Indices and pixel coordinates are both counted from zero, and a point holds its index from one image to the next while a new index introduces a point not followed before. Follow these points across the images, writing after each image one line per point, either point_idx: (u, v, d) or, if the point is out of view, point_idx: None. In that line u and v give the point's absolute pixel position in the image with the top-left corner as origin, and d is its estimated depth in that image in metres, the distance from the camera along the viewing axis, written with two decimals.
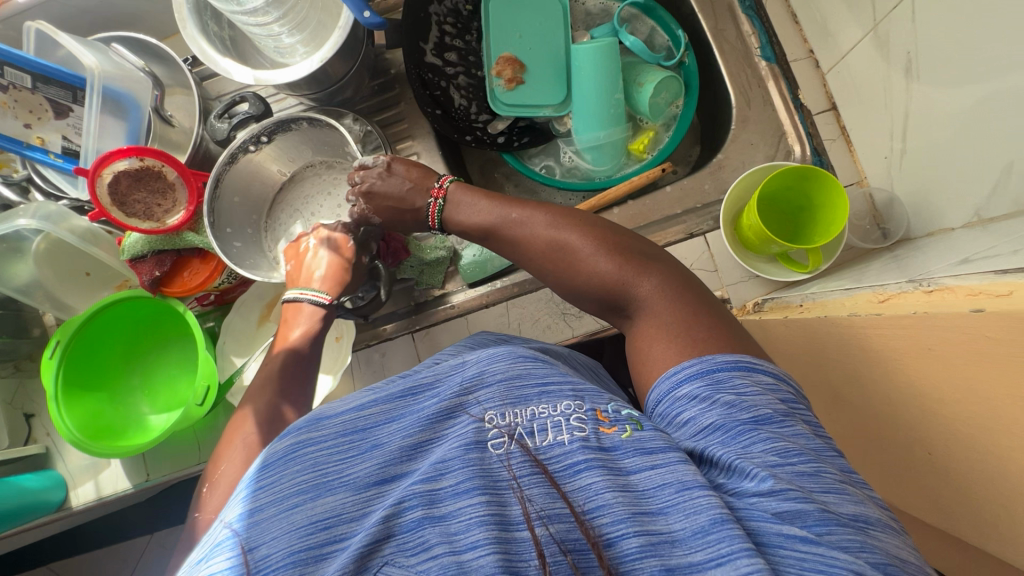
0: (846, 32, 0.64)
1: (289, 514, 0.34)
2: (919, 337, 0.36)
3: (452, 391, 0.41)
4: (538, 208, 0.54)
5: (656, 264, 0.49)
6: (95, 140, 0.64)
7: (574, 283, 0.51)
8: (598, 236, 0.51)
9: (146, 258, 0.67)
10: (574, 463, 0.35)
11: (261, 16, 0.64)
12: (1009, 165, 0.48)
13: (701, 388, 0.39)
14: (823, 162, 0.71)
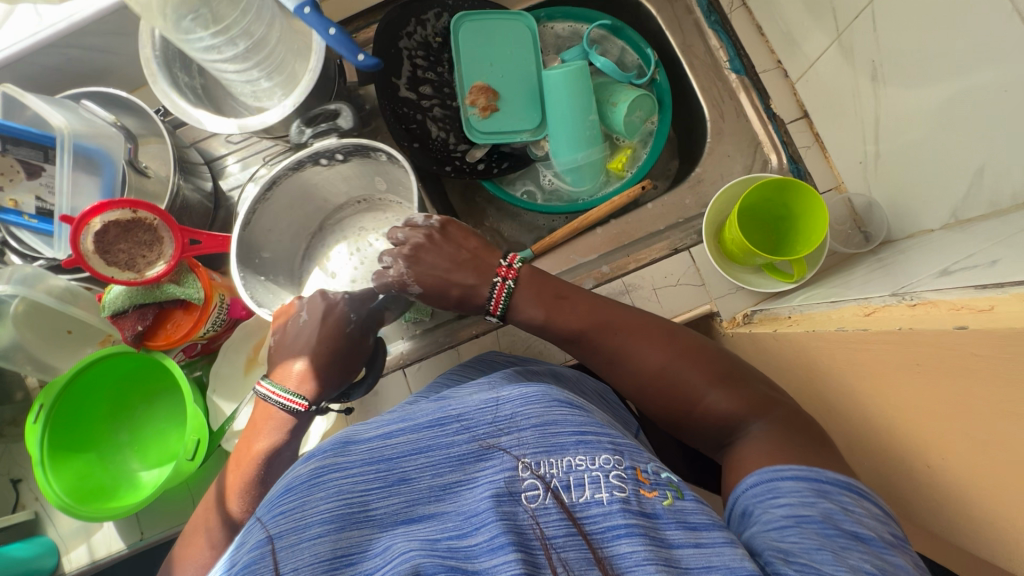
0: (812, 42, 0.65)
1: (313, 545, 0.33)
2: (908, 353, 0.36)
3: (486, 432, 0.41)
4: (644, 325, 0.56)
5: (772, 404, 0.48)
6: (69, 199, 0.63)
7: (675, 409, 0.52)
8: (705, 364, 0.52)
9: (127, 313, 0.66)
10: (612, 526, 0.35)
11: (239, 63, 0.64)
12: (981, 168, 0.49)
13: (803, 488, 0.39)
14: (799, 170, 0.71)
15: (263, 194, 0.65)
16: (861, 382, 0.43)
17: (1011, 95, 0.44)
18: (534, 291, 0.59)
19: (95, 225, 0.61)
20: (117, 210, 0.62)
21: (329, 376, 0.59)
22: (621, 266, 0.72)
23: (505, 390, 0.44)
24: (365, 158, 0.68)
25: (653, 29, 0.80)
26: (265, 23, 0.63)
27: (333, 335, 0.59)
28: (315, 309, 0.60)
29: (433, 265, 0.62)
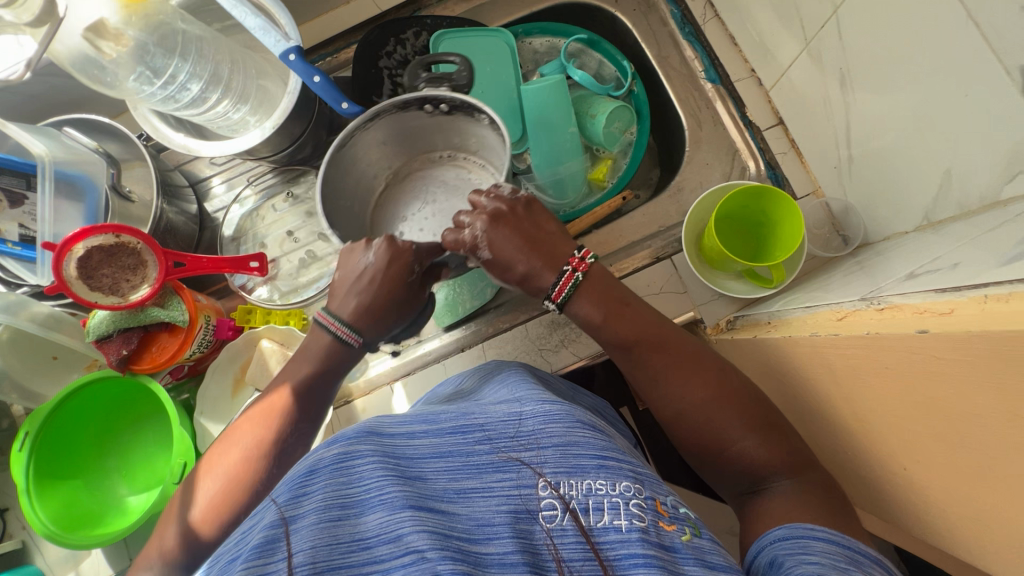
0: (782, 50, 0.66)
1: (331, 527, 0.32)
2: (877, 358, 0.36)
3: (510, 445, 0.40)
4: (694, 357, 0.54)
5: (803, 460, 0.49)
6: (51, 224, 0.63)
7: (709, 451, 0.52)
8: (746, 410, 0.51)
9: (112, 337, 0.66)
10: (628, 554, 0.35)
11: (202, 103, 0.67)
12: (948, 171, 0.49)
13: (831, 548, 0.39)
14: (777, 176, 0.72)
15: (363, 123, 0.63)
16: (837, 386, 0.43)
17: (971, 100, 0.45)
18: (591, 299, 0.55)
19: (78, 251, 0.61)
20: (101, 235, 0.62)
21: (379, 320, 0.58)
22: None
23: (529, 408, 0.44)
24: (466, 116, 0.66)
25: (629, 41, 0.82)
26: (213, 57, 0.66)
27: (394, 286, 0.57)
28: (385, 255, 0.57)
29: (505, 248, 0.56)
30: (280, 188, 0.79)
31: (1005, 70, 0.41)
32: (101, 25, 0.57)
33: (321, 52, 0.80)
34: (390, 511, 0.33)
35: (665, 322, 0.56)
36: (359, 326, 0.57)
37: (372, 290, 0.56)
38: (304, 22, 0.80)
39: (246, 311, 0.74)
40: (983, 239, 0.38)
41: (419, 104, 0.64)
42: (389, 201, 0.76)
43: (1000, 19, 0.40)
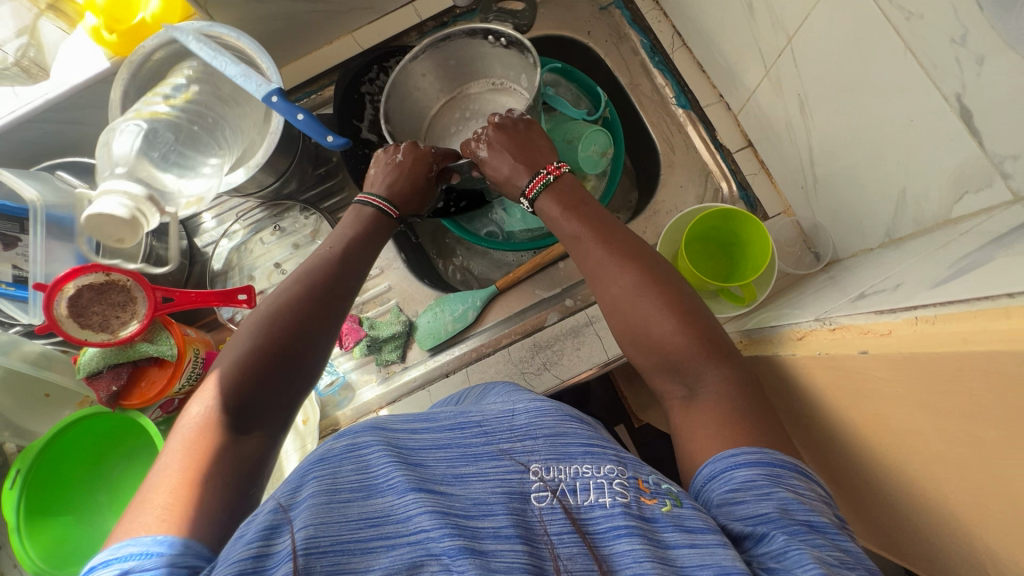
0: (746, 78, 0.69)
1: (338, 505, 0.35)
2: (842, 373, 0.37)
3: (505, 438, 0.44)
4: (637, 266, 0.56)
5: (728, 356, 0.51)
6: (42, 264, 0.65)
7: (643, 345, 0.53)
8: (686, 318, 0.52)
9: (102, 373, 0.67)
10: (612, 527, 0.37)
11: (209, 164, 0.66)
12: (903, 192, 0.51)
13: (758, 474, 0.42)
14: (748, 197, 0.74)
15: (434, 42, 0.70)
16: (813, 394, 0.44)
17: (916, 125, 0.47)
18: (558, 198, 0.62)
19: (68, 290, 0.64)
20: (91, 274, 0.65)
21: (412, 201, 0.67)
22: (586, 297, 0.74)
23: (521, 406, 0.47)
24: (519, 55, 0.72)
25: (602, 70, 0.85)
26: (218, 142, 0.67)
27: (419, 170, 0.67)
28: (410, 151, 0.67)
29: (511, 144, 0.65)
30: (267, 222, 0.81)
31: (943, 98, 0.43)
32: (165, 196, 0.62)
33: (304, 90, 0.83)
34: (397, 493, 0.37)
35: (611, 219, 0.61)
36: (397, 202, 0.66)
37: (404, 174, 0.66)
38: (286, 63, 0.83)
39: None
40: (927, 259, 0.39)
41: (485, 34, 0.71)
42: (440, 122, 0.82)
43: (932, 51, 0.42)
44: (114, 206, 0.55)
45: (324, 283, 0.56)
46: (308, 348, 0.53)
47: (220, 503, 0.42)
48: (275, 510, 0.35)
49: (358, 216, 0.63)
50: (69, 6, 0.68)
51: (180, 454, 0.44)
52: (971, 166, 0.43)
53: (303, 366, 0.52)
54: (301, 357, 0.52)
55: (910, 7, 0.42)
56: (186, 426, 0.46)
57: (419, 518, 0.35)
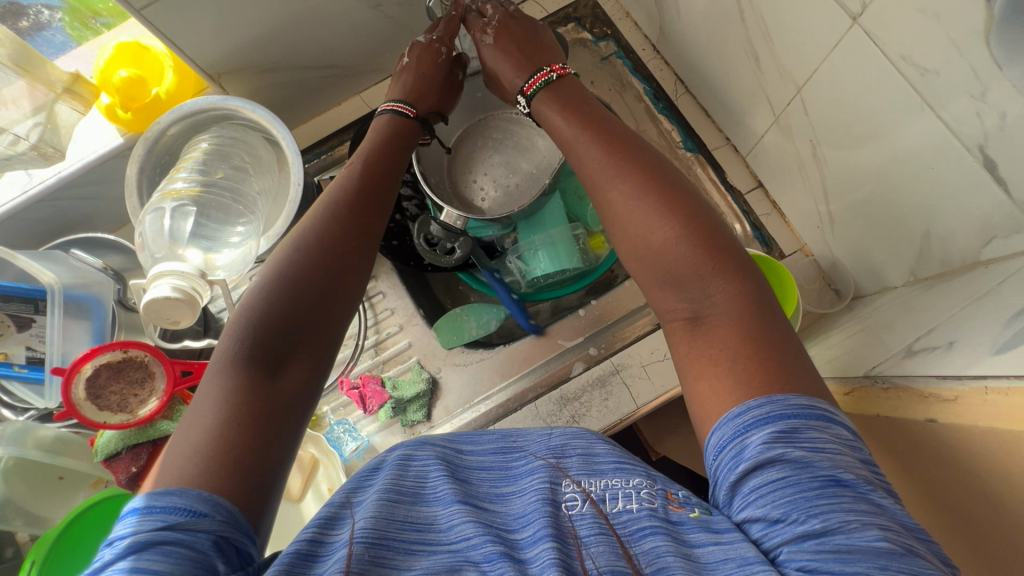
0: (753, 124, 0.70)
1: (389, 505, 0.41)
2: (910, 430, 0.38)
3: (545, 454, 0.47)
4: (633, 171, 0.51)
5: (737, 267, 0.46)
6: (60, 346, 0.64)
7: (642, 256, 0.49)
8: (689, 224, 0.47)
9: (121, 455, 0.65)
10: (639, 528, 0.39)
11: (245, 245, 0.65)
12: (928, 233, 0.52)
13: (772, 438, 0.36)
14: (763, 236, 0.75)
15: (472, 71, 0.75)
16: None
17: (936, 171, 0.48)
18: (550, 96, 0.60)
19: (86, 371, 0.62)
20: (108, 353, 0.63)
21: (428, 98, 0.68)
22: (609, 345, 0.74)
23: (558, 429, 0.51)
24: None
25: None
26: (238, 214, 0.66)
27: (433, 65, 0.68)
28: (420, 50, 0.68)
29: (515, 39, 0.66)
30: None
31: (965, 148, 0.44)
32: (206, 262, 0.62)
33: (315, 151, 0.83)
34: (442, 504, 0.42)
35: (610, 127, 0.56)
36: (414, 103, 0.66)
37: (416, 72, 0.67)
38: (297, 127, 0.84)
39: None
40: (972, 309, 0.39)
41: None
42: (459, 162, 0.80)
43: (949, 104, 0.43)
44: (166, 288, 0.50)
45: (348, 211, 0.54)
46: (348, 282, 0.51)
47: (254, 444, 0.40)
48: (334, 509, 0.41)
49: (380, 125, 0.64)
50: (84, 88, 0.68)
51: (220, 377, 0.43)
52: (1000, 213, 0.44)
53: (322, 303, 0.48)
54: (342, 287, 0.50)
55: (923, 63, 0.43)
56: (224, 351, 0.45)
57: (460, 527, 0.40)
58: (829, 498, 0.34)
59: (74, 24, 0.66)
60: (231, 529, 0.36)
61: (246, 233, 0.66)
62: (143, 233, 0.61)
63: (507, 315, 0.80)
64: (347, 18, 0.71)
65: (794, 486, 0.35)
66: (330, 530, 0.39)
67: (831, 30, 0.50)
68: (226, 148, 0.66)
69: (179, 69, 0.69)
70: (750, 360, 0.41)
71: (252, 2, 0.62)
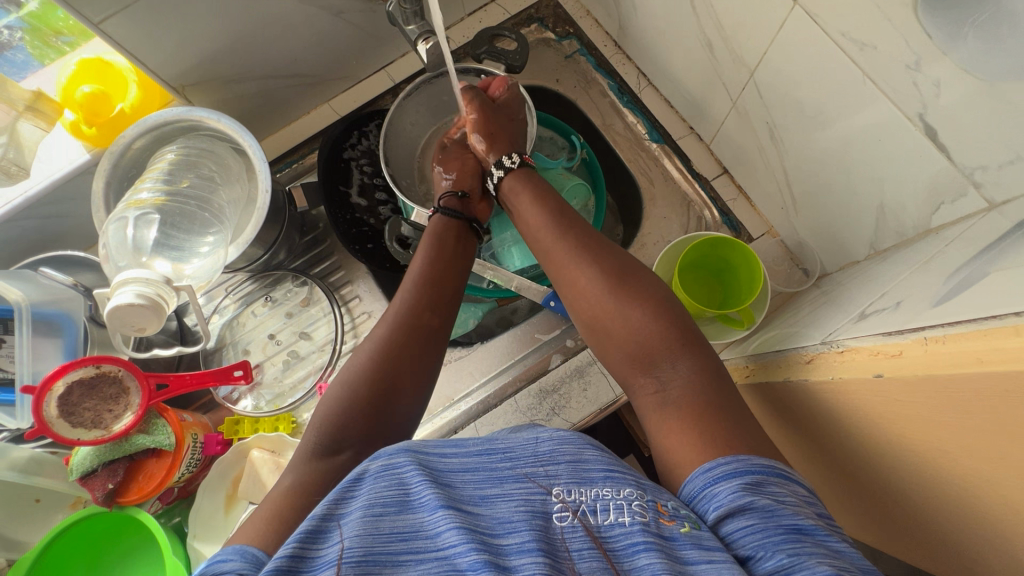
0: (713, 112, 0.72)
1: (373, 520, 0.38)
2: (859, 394, 0.38)
3: (529, 461, 0.45)
4: (597, 262, 0.57)
5: (694, 347, 0.51)
6: (29, 364, 0.64)
7: (612, 341, 0.54)
8: (653, 310, 0.53)
9: (96, 472, 0.64)
10: (632, 544, 0.38)
11: (218, 253, 0.65)
12: (882, 206, 0.53)
13: (740, 488, 0.39)
14: (732, 222, 0.76)
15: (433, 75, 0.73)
16: (822, 416, 0.44)
17: (884, 144, 0.49)
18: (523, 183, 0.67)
19: (58, 389, 0.61)
20: (80, 369, 0.63)
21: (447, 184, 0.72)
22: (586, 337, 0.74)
23: (543, 431, 0.48)
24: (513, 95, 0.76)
25: (575, 115, 0.87)
26: (203, 224, 0.66)
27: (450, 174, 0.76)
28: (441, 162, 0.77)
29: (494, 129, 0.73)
30: (258, 295, 0.80)
31: (907, 118, 0.45)
32: (176, 271, 0.63)
33: (286, 161, 0.83)
34: (427, 511, 0.39)
35: (568, 218, 0.62)
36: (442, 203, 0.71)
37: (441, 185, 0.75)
38: (266, 137, 0.84)
39: (234, 422, 0.73)
40: (921, 271, 0.41)
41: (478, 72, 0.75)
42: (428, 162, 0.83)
43: (889, 77, 0.44)
44: (129, 295, 0.50)
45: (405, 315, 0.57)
46: (405, 375, 0.53)
47: (295, 502, 0.43)
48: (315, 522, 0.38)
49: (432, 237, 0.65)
50: (46, 106, 0.69)
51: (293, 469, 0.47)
52: (944, 178, 0.45)
53: (393, 400, 0.51)
54: (400, 390, 0.52)
55: (862, 39, 0.45)
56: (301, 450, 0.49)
57: (447, 534, 0.37)
58: (793, 542, 0.36)
59: (35, 43, 0.66)
60: (250, 566, 0.35)
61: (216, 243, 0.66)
62: (106, 243, 0.60)
63: (485, 312, 0.81)
64: (310, 25, 0.71)
65: (762, 530, 0.37)
66: (314, 551, 0.36)
67: (776, 12, 0.52)
68: (193, 159, 0.66)
69: (144, 84, 0.69)
70: (710, 426, 0.44)
71: (212, 12, 0.63)
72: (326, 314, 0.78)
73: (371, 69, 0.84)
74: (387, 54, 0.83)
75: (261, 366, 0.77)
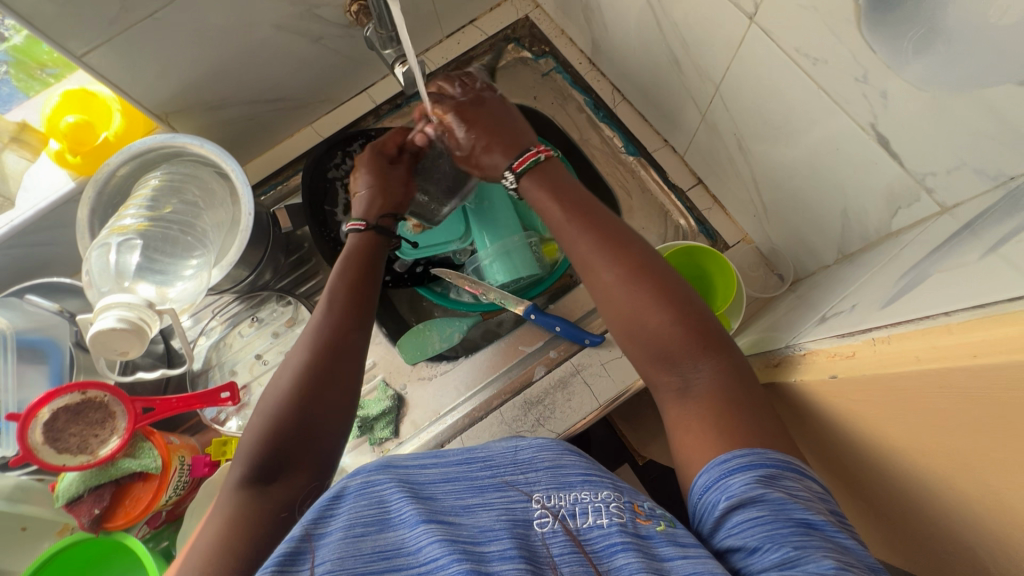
0: (685, 125, 0.74)
1: (356, 540, 0.39)
2: (824, 397, 0.39)
3: (506, 469, 0.47)
4: (623, 256, 0.55)
5: (718, 345, 0.50)
6: (14, 392, 0.64)
7: (634, 338, 0.52)
8: (679, 309, 0.51)
9: (83, 498, 0.64)
10: (610, 544, 0.39)
11: (202, 275, 0.66)
12: (845, 211, 0.55)
13: (754, 481, 0.40)
14: (707, 230, 0.77)
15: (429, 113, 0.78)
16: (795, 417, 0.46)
17: (842, 152, 0.51)
18: (537, 181, 0.63)
19: (43, 416, 0.62)
20: (66, 396, 0.63)
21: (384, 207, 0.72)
22: (569, 347, 0.75)
23: (522, 439, 0.51)
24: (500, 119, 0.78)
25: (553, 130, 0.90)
26: (187, 247, 0.67)
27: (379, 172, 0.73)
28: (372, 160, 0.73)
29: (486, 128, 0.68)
30: (245, 315, 0.81)
31: (860, 127, 0.47)
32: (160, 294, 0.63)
33: (271, 182, 0.84)
34: (408, 527, 0.40)
35: (590, 212, 0.59)
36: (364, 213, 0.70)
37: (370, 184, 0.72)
38: (251, 160, 0.86)
39: (221, 443, 0.73)
40: (879, 272, 0.42)
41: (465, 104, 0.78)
42: None
43: (841, 89, 0.46)
44: (112, 320, 0.50)
45: (323, 336, 0.56)
46: (337, 402, 0.53)
47: None
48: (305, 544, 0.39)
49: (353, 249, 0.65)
50: (32, 136, 0.70)
51: (224, 502, 0.46)
52: (899, 184, 0.47)
53: (317, 422, 0.51)
54: (322, 412, 0.52)
55: (814, 53, 0.47)
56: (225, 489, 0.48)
57: (428, 548, 0.38)
58: (800, 535, 0.37)
59: (21, 76, 0.68)
60: None
61: (201, 266, 0.67)
62: (88, 269, 0.61)
63: (470, 326, 0.82)
64: (290, 51, 0.73)
65: (771, 522, 0.38)
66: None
67: (735, 31, 0.54)
68: (176, 185, 0.68)
69: (127, 112, 0.70)
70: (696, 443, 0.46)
71: (193, 42, 0.65)
72: None
73: (352, 92, 0.86)
74: (367, 76, 0.85)
75: (249, 387, 0.78)
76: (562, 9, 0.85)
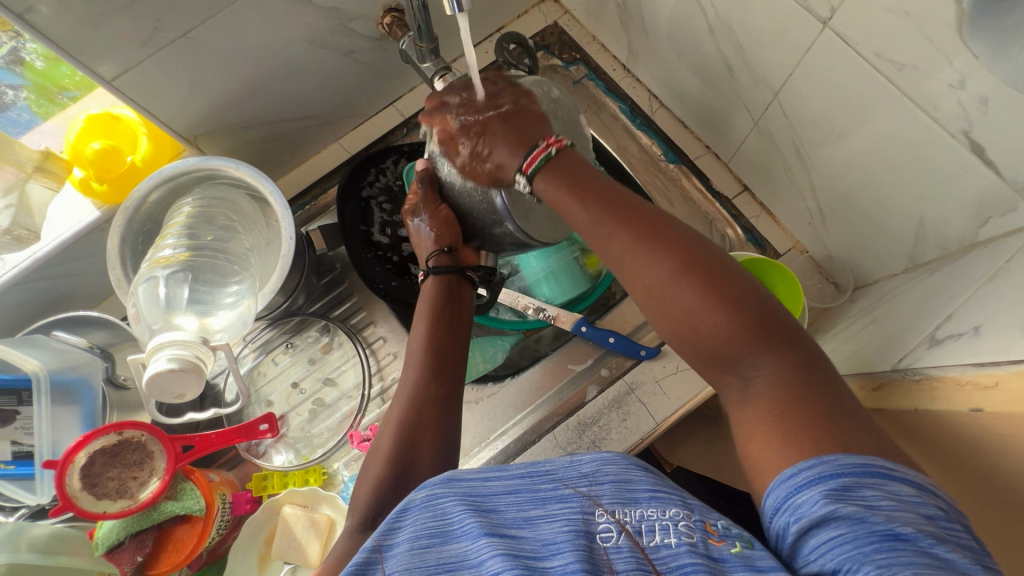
0: (734, 132, 0.71)
1: (420, 552, 0.37)
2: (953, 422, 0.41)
3: (567, 477, 0.42)
4: (663, 251, 0.44)
5: (787, 341, 0.40)
6: (49, 436, 0.61)
7: (686, 337, 0.43)
8: (738, 305, 0.41)
9: (124, 544, 0.60)
10: (679, 565, 0.35)
11: (248, 304, 0.63)
12: (922, 221, 0.52)
13: (825, 495, 0.33)
14: (756, 238, 0.75)
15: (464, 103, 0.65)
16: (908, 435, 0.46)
17: (924, 159, 0.48)
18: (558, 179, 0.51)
19: (81, 460, 0.58)
20: (103, 437, 0.60)
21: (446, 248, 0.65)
22: (620, 365, 0.72)
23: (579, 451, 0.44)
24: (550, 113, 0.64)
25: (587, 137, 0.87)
26: (236, 272, 0.64)
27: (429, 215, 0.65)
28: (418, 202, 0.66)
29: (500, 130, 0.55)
30: (278, 342, 0.78)
31: (950, 135, 0.45)
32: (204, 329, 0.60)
33: (303, 200, 0.81)
34: (470, 538, 0.37)
35: (619, 200, 0.49)
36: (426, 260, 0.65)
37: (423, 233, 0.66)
38: (278, 179, 0.83)
39: (262, 478, 0.70)
40: (988, 288, 0.43)
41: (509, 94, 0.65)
42: None
43: (930, 96, 0.44)
44: (166, 361, 0.48)
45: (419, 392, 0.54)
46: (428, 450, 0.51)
47: None
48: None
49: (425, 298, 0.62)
50: (56, 165, 0.66)
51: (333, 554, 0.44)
52: (992, 194, 0.45)
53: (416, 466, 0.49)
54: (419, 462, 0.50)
55: (900, 59, 0.45)
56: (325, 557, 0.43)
57: (491, 562, 0.35)
58: (891, 555, 0.31)
59: (40, 101, 0.65)
60: None
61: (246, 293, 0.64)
62: (138, 305, 0.58)
63: (512, 345, 0.79)
64: (322, 67, 0.70)
65: (852, 541, 0.32)
66: None
67: (804, 35, 0.52)
68: (211, 210, 0.64)
69: (154, 136, 0.66)
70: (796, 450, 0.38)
71: (227, 62, 0.62)
72: (351, 358, 0.76)
73: (380, 106, 0.83)
74: (397, 90, 0.82)
75: (287, 418, 0.75)
76: (595, 16, 0.83)
